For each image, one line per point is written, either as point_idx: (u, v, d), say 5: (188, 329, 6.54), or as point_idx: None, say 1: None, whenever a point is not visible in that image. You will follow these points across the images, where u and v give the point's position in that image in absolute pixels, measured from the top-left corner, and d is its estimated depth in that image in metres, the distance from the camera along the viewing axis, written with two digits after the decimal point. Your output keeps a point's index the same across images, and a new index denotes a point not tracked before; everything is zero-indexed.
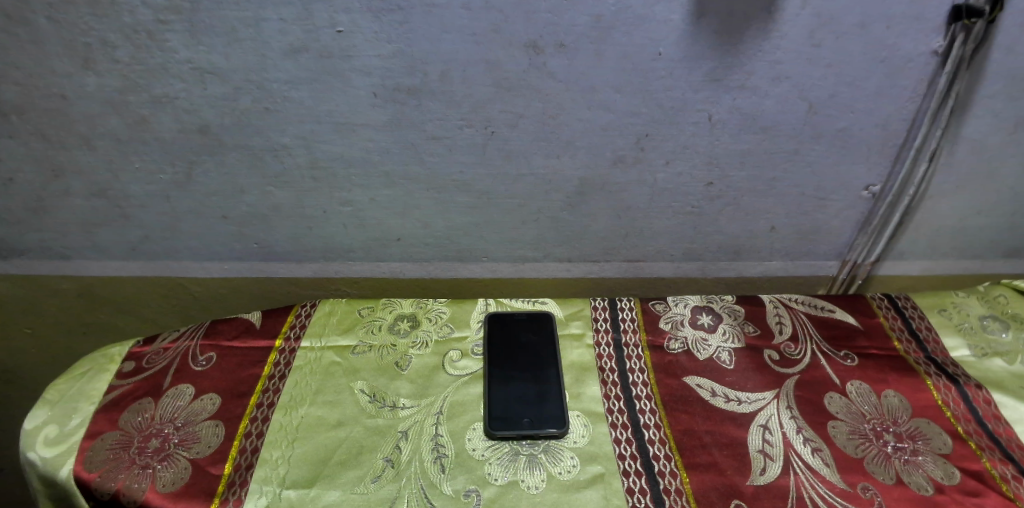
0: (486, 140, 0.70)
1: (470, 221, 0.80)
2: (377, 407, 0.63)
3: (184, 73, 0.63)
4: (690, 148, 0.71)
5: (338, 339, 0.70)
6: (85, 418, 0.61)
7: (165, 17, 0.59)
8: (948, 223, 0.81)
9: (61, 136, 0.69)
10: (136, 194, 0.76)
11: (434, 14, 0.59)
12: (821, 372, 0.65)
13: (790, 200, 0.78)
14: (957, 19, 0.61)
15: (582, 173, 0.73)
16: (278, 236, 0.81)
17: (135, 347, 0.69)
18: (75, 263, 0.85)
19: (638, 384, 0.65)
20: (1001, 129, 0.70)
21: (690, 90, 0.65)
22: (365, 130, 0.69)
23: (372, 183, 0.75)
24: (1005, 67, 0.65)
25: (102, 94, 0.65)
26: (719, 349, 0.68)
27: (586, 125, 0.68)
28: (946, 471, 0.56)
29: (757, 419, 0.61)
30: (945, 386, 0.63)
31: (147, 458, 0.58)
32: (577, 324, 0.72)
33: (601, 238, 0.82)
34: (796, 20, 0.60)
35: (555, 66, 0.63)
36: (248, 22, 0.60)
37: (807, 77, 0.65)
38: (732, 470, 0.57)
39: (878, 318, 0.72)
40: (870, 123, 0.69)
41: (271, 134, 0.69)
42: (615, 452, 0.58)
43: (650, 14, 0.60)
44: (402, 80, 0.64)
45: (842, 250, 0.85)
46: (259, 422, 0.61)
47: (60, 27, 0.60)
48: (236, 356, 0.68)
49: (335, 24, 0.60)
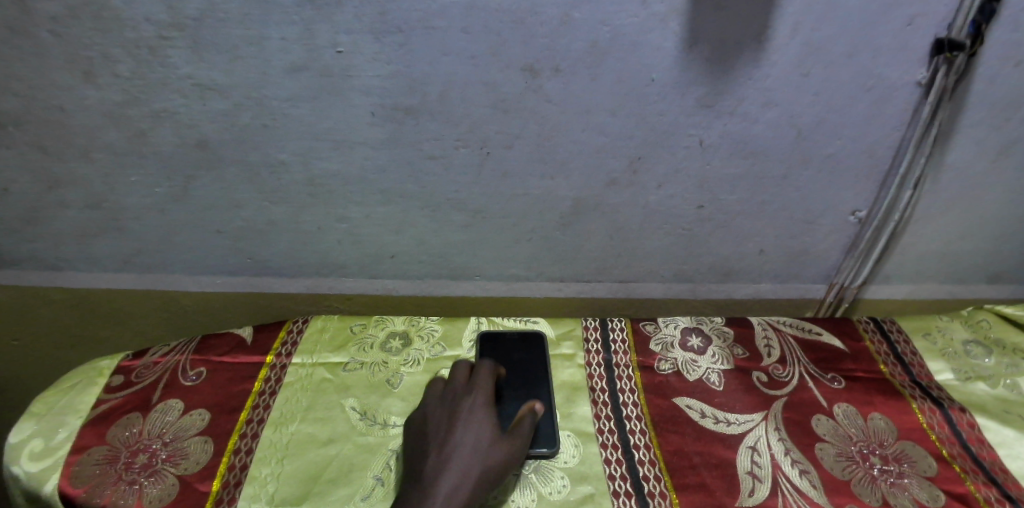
0: (482, 159, 0.71)
1: (464, 239, 0.80)
2: (368, 424, 0.63)
3: (185, 89, 0.64)
4: (683, 171, 0.72)
5: (330, 356, 0.70)
6: (72, 433, 0.61)
7: (168, 34, 0.60)
8: (932, 248, 0.83)
9: (59, 148, 0.69)
10: (131, 207, 0.76)
11: (434, 37, 0.61)
12: (808, 394, 0.66)
13: (780, 224, 0.79)
14: (939, 52, 0.62)
15: (577, 193, 0.75)
16: (272, 251, 0.82)
17: (124, 360, 0.69)
18: (66, 275, 0.84)
19: (628, 404, 0.65)
20: (983, 157, 0.72)
21: (682, 115, 0.67)
22: (363, 148, 0.70)
23: (368, 200, 0.75)
24: (986, 98, 0.67)
25: (103, 107, 0.66)
26: (709, 370, 0.69)
27: (579, 146, 0.70)
28: (931, 494, 0.57)
29: (746, 441, 0.62)
30: (930, 410, 0.64)
31: (135, 473, 0.58)
32: (568, 344, 0.72)
33: (594, 257, 0.83)
34: (786, 49, 0.62)
35: (551, 89, 0.65)
36: (250, 39, 0.61)
37: (796, 104, 0.66)
38: (721, 491, 0.57)
39: (864, 341, 0.73)
40: (857, 149, 0.71)
41: (270, 150, 0.70)
42: (605, 472, 0.58)
43: (645, 41, 0.61)
44: (401, 100, 0.65)
45: (830, 274, 0.86)
46: (249, 439, 0.61)
47: (63, 40, 0.61)
48: (227, 371, 0.68)
49: (337, 44, 0.61)
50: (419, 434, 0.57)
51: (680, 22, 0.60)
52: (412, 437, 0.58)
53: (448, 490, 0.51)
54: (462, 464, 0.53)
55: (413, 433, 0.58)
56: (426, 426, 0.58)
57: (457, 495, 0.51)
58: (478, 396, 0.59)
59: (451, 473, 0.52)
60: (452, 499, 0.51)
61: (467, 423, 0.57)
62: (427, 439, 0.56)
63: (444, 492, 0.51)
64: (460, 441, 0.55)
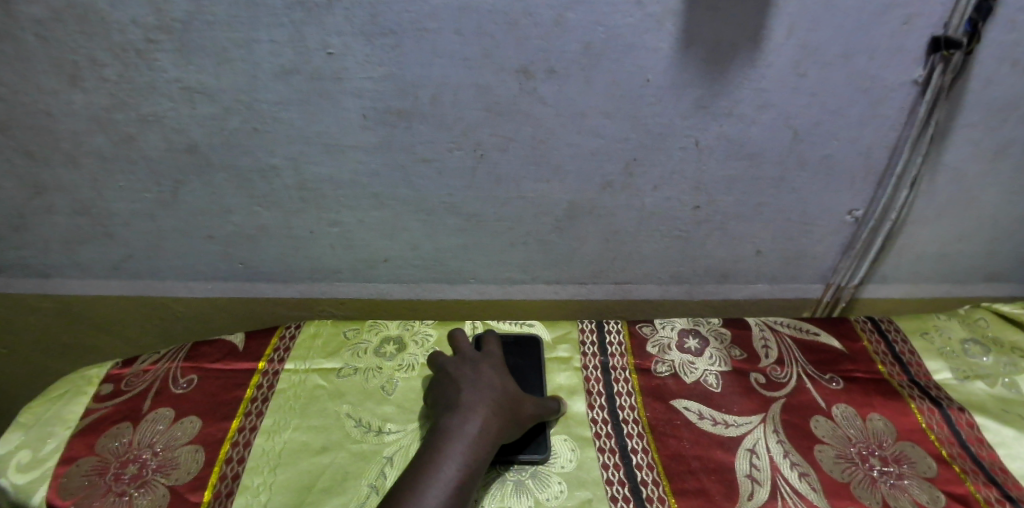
0: (476, 163, 0.70)
1: (458, 243, 0.80)
2: (363, 431, 0.62)
3: (173, 92, 0.63)
4: (678, 173, 0.72)
5: (323, 362, 0.69)
6: (60, 443, 0.60)
7: (155, 36, 0.59)
8: (928, 248, 0.83)
9: (46, 153, 0.68)
10: (120, 212, 0.75)
11: (426, 39, 0.60)
12: (807, 395, 0.66)
13: (775, 225, 0.79)
14: (936, 50, 0.62)
15: (572, 196, 0.74)
16: (264, 256, 0.81)
17: (114, 369, 0.68)
18: (54, 282, 0.83)
19: (625, 408, 0.65)
20: (979, 157, 0.72)
21: (678, 116, 0.66)
22: (355, 152, 0.69)
23: (361, 205, 0.74)
24: (982, 98, 0.66)
25: (89, 112, 0.65)
26: (706, 372, 0.68)
27: (574, 148, 0.69)
28: (932, 495, 0.56)
29: (744, 443, 0.61)
30: (929, 410, 0.64)
31: (124, 484, 0.56)
32: (565, 348, 0.71)
33: (589, 260, 0.82)
34: (782, 49, 0.61)
35: (545, 90, 0.64)
36: (239, 42, 0.60)
37: (791, 105, 0.66)
38: (720, 496, 0.57)
39: (862, 341, 0.72)
40: (853, 149, 0.70)
41: (260, 155, 0.69)
42: (603, 477, 0.58)
43: (639, 42, 0.61)
44: (393, 103, 0.64)
45: (826, 274, 0.86)
46: (241, 447, 0.60)
47: (47, 44, 0.60)
48: (219, 378, 0.67)
49: (327, 46, 0.60)
50: (444, 378, 0.59)
51: (675, 23, 0.59)
52: (436, 383, 0.60)
53: (480, 423, 0.54)
54: (492, 404, 0.56)
55: (437, 378, 0.60)
56: (451, 370, 0.60)
57: (487, 429, 0.54)
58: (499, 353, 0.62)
59: (483, 409, 0.55)
60: (485, 435, 0.53)
61: (493, 371, 0.59)
62: (454, 382, 0.58)
63: (477, 424, 0.54)
64: (489, 384, 0.58)
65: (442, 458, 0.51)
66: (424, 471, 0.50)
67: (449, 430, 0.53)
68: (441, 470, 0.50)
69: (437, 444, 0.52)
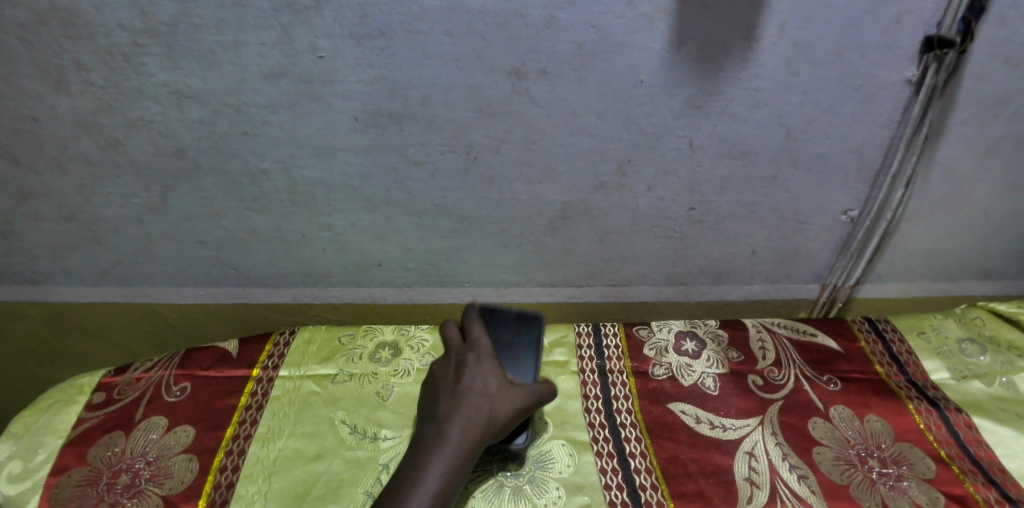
0: (468, 164, 0.69)
1: (451, 245, 0.79)
2: (358, 438, 0.61)
3: (161, 96, 0.62)
4: (672, 173, 0.71)
5: (317, 368, 0.68)
6: (50, 453, 0.59)
7: (141, 40, 0.58)
8: (922, 246, 0.82)
9: (31, 158, 0.67)
10: (108, 217, 0.73)
11: (416, 40, 0.59)
12: (805, 397, 0.65)
13: (770, 224, 0.78)
14: (929, 49, 0.62)
15: (565, 198, 0.73)
16: (255, 260, 0.80)
17: (105, 376, 0.67)
18: (42, 288, 0.82)
19: (623, 412, 0.64)
20: (972, 155, 0.72)
21: (671, 116, 0.66)
22: (345, 155, 0.68)
23: (352, 208, 0.74)
24: (975, 96, 0.66)
25: (75, 116, 0.64)
26: (704, 375, 0.68)
27: (567, 149, 0.69)
28: (931, 496, 0.56)
29: (743, 446, 0.61)
30: (927, 410, 0.64)
31: (117, 494, 0.56)
32: (561, 351, 0.71)
33: (583, 261, 0.82)
34: (774, 48, 0.61)
35: (537, 91, 0.63)
36: (226, 45, 0.59)
37: (785, 104, 0.66)
38: (718, 499, 0.56)
39: (859, 342, 0.72)
40: (847, 148, 0.70)
41: (250, 158, 0.68)
42: (601, 482, 0.57)
43: (631, 42, 0.60)
44: (384, 104, 0.64)
45: (821, 273, 0.86)
46: (235, 456, 0.59)
47: (31, 48, 0.58)
48: (212, 386, 0.66)
49: (317, 48, 0.59)
50: (431, 383, 0.59)
51: (667, 22, 0.59)
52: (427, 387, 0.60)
53: (457, 432, 0.53)
54: (468, 411, 0.54)
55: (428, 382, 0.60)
56: (436, 375, 0.59)
57: (466, 436, 0.53)
58: (485, 346, 0.59)
59: (460, 416, 0.54)
60: (463, 444, 0.52)
61: (475, 369, 0.57)
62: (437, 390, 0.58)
63: (455, 433, 0.53)
64: (467, 389, 0.56)
65: (421, 470, 0.51)
66: (401, 485, 0.50)
67: (428, 442, 0.53)
68: (417, 484, 0.50)
69: (416, 457, 0.52)
